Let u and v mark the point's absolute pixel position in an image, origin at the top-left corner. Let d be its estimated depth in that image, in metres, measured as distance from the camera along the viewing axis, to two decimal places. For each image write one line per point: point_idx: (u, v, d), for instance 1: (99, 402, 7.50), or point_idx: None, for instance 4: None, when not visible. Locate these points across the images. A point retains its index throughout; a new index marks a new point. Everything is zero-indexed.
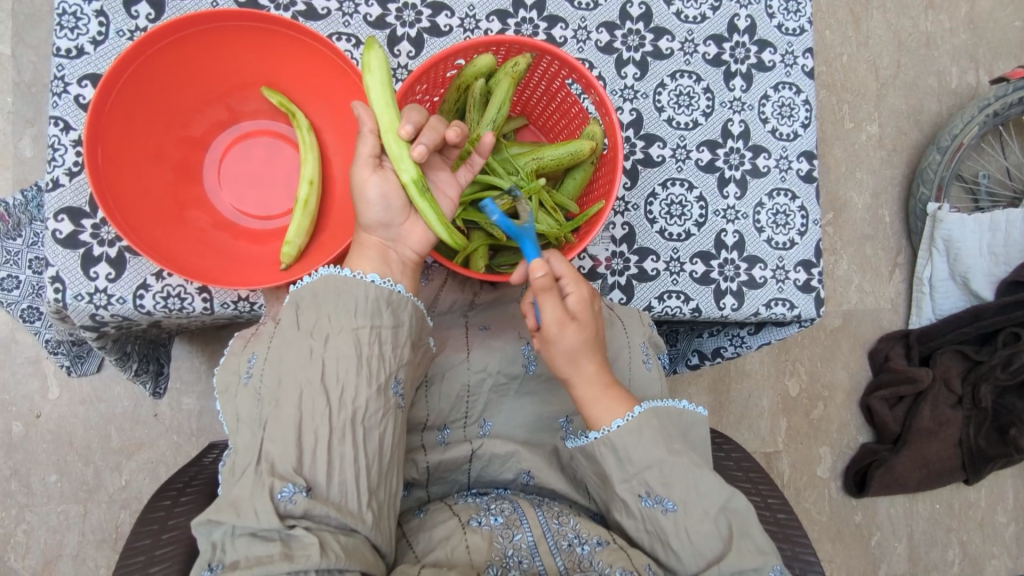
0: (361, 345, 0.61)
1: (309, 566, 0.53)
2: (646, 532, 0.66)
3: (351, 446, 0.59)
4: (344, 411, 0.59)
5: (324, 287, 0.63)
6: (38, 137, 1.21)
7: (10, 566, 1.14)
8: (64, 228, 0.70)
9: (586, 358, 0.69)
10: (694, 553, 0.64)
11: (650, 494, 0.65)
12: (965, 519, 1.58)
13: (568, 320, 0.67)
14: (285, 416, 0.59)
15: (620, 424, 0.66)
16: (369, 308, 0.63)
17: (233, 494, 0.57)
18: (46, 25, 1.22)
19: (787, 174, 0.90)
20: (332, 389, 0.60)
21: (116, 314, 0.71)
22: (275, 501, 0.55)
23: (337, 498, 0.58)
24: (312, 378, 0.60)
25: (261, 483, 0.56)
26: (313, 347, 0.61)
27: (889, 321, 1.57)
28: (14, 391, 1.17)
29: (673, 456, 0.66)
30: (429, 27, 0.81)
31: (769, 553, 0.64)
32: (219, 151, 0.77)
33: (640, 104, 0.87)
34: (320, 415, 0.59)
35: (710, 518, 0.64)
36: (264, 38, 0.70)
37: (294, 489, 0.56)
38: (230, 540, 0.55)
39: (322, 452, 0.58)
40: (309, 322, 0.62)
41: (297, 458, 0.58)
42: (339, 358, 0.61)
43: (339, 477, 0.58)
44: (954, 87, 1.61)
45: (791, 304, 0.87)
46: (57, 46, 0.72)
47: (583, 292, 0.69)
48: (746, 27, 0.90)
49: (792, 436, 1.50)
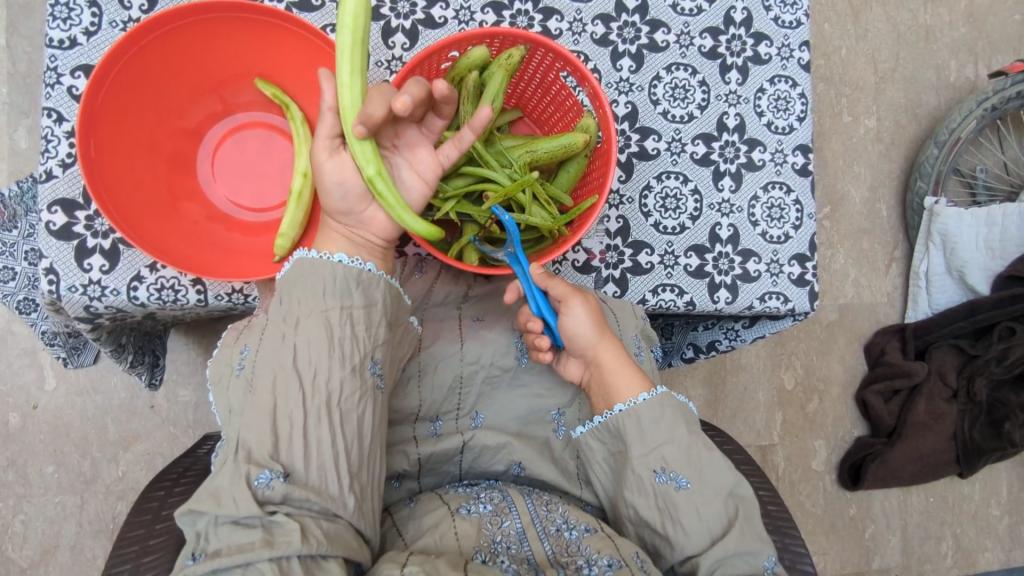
0: (333, 326, 0.62)
1: (290, 552, 0.53)
2: (657, 509, 0.66)
3: (327, 428, 0.59)
4: (319, 394, 0.60)
5: (295, 273, 0.64)
6: (34, 129, 1.20)
7: (8, 557, 1.14)
8: (58, 220, 0.70)
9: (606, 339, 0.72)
10: (702, 531, 0.64)
11: (665, 470, 0.66)
12: (959, 512, 1.58)
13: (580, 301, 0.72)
14: (260, 401, 0.59)
15: (648, 395, 0.69)
16: (339, 289, 0.63)
17: (215, 483, 0.57)
18: (41, 15, 1.21)
19: (782, 167, 0.90)
20: (305, 372, 0.60)
21: (110, 306, 0.72)
22: (253, 487, 0.55)
23: (317, 482, 0.58)
24: (285, 363, 0.60)
25: (238, 472, 0.56)
26: (284, 331, 0.62)
27: (885, 315, 1.57)
28: (10, 383, 1.17)
29: (691, 437, 0.68)
30: (423, 19, 0.81)
31: (767, 542, 0.65)
32: (213, 143, 0.77)
33: (636, 97, 0.87)
34: (294, 399, 0.59)
35: (720, 499, 0.65)
36: (257, 29, 0.70)
37: (271, 475, 0.56)
38: (214, 529, 0.55)
39: (298, 438, 0.58)
40: (283, 308, 0.63)
41: (274, 445, 0.58)
42: (310, 341, 0.61)
43: (317, 462, 0.58)
44: (953, 81, 1.61)
45: (785, 298, 0.88)
46: (50, 37, 0.72)
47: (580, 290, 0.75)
48: (743, 19, 0.89)
49: (787, 429, 1.51)
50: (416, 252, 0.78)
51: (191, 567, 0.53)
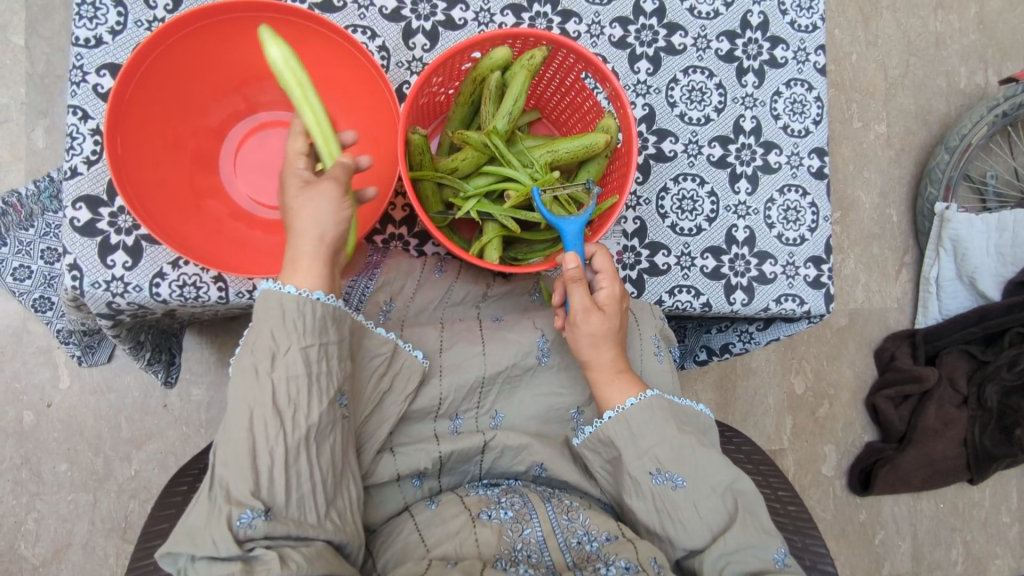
0: (311, 361, 0.60)
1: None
2: (655, 511, 0.66)
3: (306, 460, 0.59)
4: (298, 429, 0.59)
5: (263, 306, 0.61)
6: (52, 128, 1.21)
7: (21, 554, 1.15)
8: (82, 217, 0.71)
9: (604, 348, 0.69)
10: (704, 527, 0.64)
11: (661, 471, 0.66)
12: (969, 518, 1.58)
13: (595, 308, 0.68)
14: (235, 437, 0.57)
15: (632, 403, 0.68)
16: (316, 325, 0.61)
17: (190, 522, 0.56)
18: (61, 16, 1.22)
19: (798, 170, 0.90)
20: (284, 408, 0.58)
21: (132, 303, 0.72)
22: (235, 528, 0.54)
23: (296, 513, 0.58)
24: (261, 398, 0.58)
25: (220, 511, 0.55)
26: (258, 366, 0.59)
27: (896, 320, 1.57)
28: (25, 380, 1.17)
29: (682, 435, 0.67)
30: (444, 20, 0.82)
31: (773, 534, 0.65)
32: (236, 141, 0.78)
33: (653, 100, 0.87)
34: (273, 435, 0.58)
35: (717, 495, 0.65)
36: (282, 29, 0.71)
37: (253, 514, 0.55)
38: (193, 564, 0.55)
39: (279, 473, 0.57)
40: (252, 342, 0.60)
41: (254, 481, 0.56)
42: (288, 377, 0.59)
43: (296, 493, 0.58)
44: (963, 87, 1.61)
45: (800, 300, 0.88)
46: (76, 36, 0.72)
47: (614, 289, 0.69)
48: (759, 23, 0.90)
49: (797, 434, 1.51)
50: (435, 251, 0.78)
51: None
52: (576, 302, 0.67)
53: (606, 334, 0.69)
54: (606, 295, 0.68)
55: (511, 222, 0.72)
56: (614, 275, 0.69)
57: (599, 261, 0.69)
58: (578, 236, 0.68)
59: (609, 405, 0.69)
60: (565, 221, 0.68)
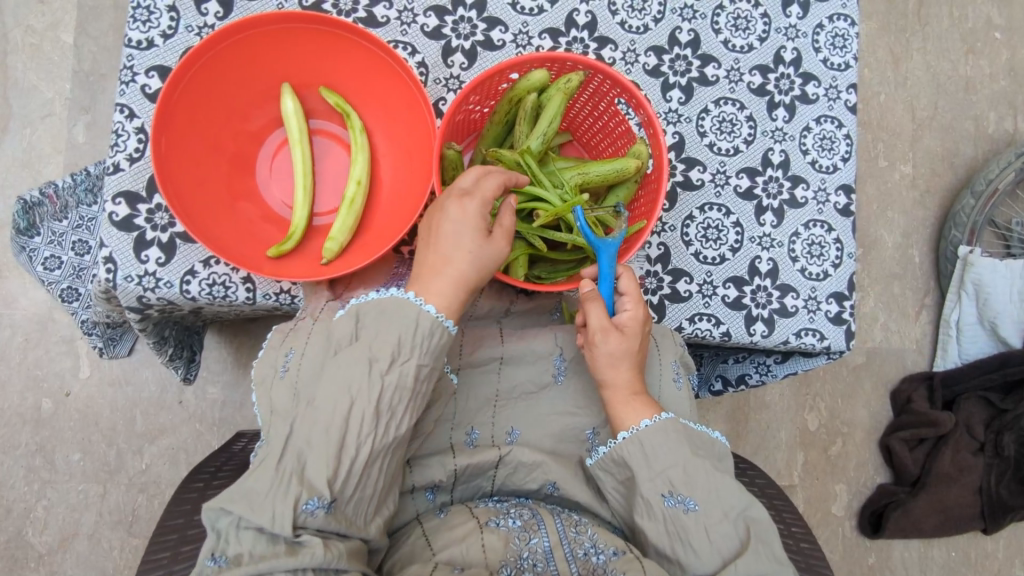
0: (419, 380, 0.64)
1: (310, 563, 0.56)
2: (666, 533, 0.65)
3: (378, 469, 0.62)
4: (385, 436, 0.62)
5: (396, 310, 0.64)
6: (92, 124, 1.24)
7: (28, 541, 1.16)
8: (120, 211, 0.73)
9: (622, 371, 0.70)
10: (714, 551, 0.64)
11: (672, 494, 0.66)
12: (981, 569, 1.54)
13: (614, 329, 0.68)
14: (329, 419, 0.60)
15: (648, 424, 0.68)
16: (432, 346, 0.65)
17: (249, 484, 0.58)
18: (110, 17, 1.26)
19: (824, 206, 0.91)
20: (382, 413, 0.61)
21: (161, 298, 0.74)
22: (298, 509, 0.57)
23: (350, 511, 0.60)
24: (366, 397, 0.61)
25: (289, 490, 0.57)
26: (375, 366, 0.62)
27: (914, 362, 1.55)
28: (47, 368, 1.19)
29: (696, 458, 0.67)
30: (483, 40, 0.83)
31: (786, 565, 0.64)
32: (273, 147, 0.79)
33: (683, 128, 0.88)
34: (365, 433, 0.60)
35: (729, 521, 0.65)
36: (326, 39, 0.73)
37: (319, 503, 0.58)
38: (235, 533, 0.56)
39: (356, 471, 0.60)
40: (379, 341, 0.63)
41: (333, 470, 0.59)
42: (397, 389, 0.62)
43: (359, 492, 0.61)
44: (991, 132, 1.61)
45: (821, 335, 0.88)
46: (130, 37, 0.75)
47: (638, 311, 0.69)
48: (792, 59, 0.91)
49: (809, 471, 1.49)
50: None
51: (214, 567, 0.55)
52: (593, 321, 0.68)
53: (624, 354, 0.69)
54: (628, 318, 0.69)
55: (538, 240, 0.73)
56: (639, 297, 0.70)
57: (624, 282, 0.70)
58: (611, 258, 0.69)
59: (623, 425, 0.69)
60: (606, 243, 0.68)
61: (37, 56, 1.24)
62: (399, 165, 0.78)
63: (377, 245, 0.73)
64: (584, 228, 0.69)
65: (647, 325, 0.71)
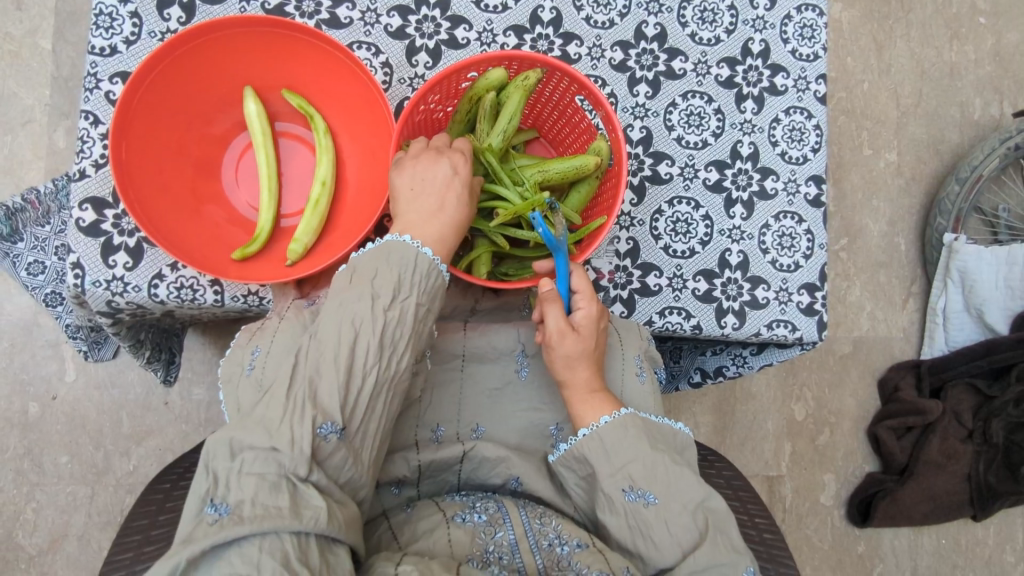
0: (419, 320, 0.64)
1: (314, 527, 0.52)
2: (627, 527, 0.66)
3: (383, 404, 0.62)
4: (390, 370, 0.62)
5: (399, 250, 0.64)
6: (72, 129, 1.25)
7: (18, 543, 1.17)
8: (87, 217, 0.73)
9: (580, 369, 0.72)
10: (673, 544, 0.64)
11: (633, 489, 0.66)
12: (971, 556, 1.54)
13: (570, 330, 0.70)
14: (332, 352, 0.59)
15: (607, 420, 0.69)
16: (431, 287, 0.65)
17: (258, 415, 0.56)
18: (86, 23, 1.27)
19: (795, 197, 0.90)
20: (387, 345, 0.61)
21: (131, 302, 0.74)
22: (315, 434, 0.56)
23: (358, 443, 0.60)
24: (370, 329, 0.61)
25: (303, 416, 0.56)
26: (379, 299, 0.62)
27: (901, 350, 1.54)
28: (33, 372, 1.21)
29: (655, 452, 0.68)
30: (447, 39, 0.84)
31: (743, 555, 0.65)
32: (239, 150, 0.80)
33: (651, 123, 0.88)
34: (371, 365, 0.60)
35: (688, 513, 0.65)
36: (286, 42, 0.73)
37: (332, 429, 0.57)
38: (236, 475, 0.54)
39: (363, 401, 0.60)
40: (382, 276, 0.63)
41: (343, 399, 0.58)
42: (399, 324, 0.62)
43: (366, 426, 0.60)
44: (977, 119, 1.60)
45: (792, 326, 0.88)
46: (92, 45, 0.75)
47: (591, 309, 0.71)
48: (760, 51, 0.91)
49: (796, 460, 1.49)
50: None
51: (216, 518, 0.51)
52: (552, 324, 0.70)
53: (580, 355, 0.71)
54: (583, 317, 0.71)
55: (500, 238, 0.74)
56: (592, 294, 0.71)
57: (577, 280, 0.71)
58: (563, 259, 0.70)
59: (584, 422, 0.70)
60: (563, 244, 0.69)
61: (16, 63, 1.25)
62: (363, 166, 0.78)
63: (341, 246, 0.74)
64: (545, 235, 0.68)
65: (601, 321, 0.73)
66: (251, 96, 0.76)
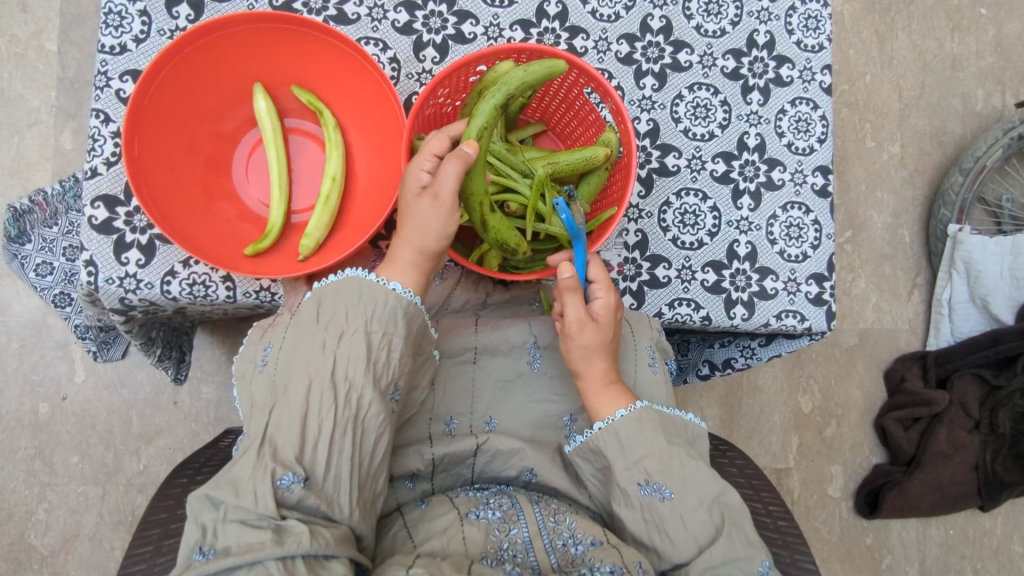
0: (373, 348, 0.64)
1: (299, 551, 0.54)
2: (643, 521, 0.66)
3: (349, 441, 0.61)
4: (349, 407, 0.62)
5: (345, 286, 0.67)
6: (79, 131, 1.26)
7: (30, 543, 1.18)
8: (99, 215, 0.74)
9: (596, 360, 0.72)
10: (689, 539, 0.65)
11: (649, 483, 0.67)
12: (980, 546, 1.54)
13: (590, 320, 0.70)
14: (294, 402, 0.61)
15: (622, 413, 0.69)
16: (386, 315, 0.66)
17: (233, 473, 0.59)
18: (92, 24, 1.27)
19: (802, 188, 0.91)
20: (340, 384, 0.62)
21: (143, 299, 0.74)
22: (276, 486, 0.57)
23: (330, 491, 0.59)
24: (323, 371, 0.62)
25: (266, 469, 0.58)
26: (327, 341, 0.64)
27: (907, 342, 1.55)
28: (43, 373, 1.21)
29: (671, 447, 0.68)
30: (454, 34, 0.84)
31: (759, 547, 0.65)
32: (249, 147, 0.80)
33: (658, 115, 0.89)
34: (326, 405, 0.61)
35: (704, 508, 0.66)
36: (294, 39, 0.74)
37: (294, 479, 0.58)
38: (221, 524, 0.56)
39: (324, 445, 0.60)
40: (328, 318, 0.65)
41: (302, 447, 0.60)
42: (350, 356, 0.63)
43: (334, 471, 0.60)
44: (979, 110, 1.60)
45: (801, 316, 0.88)
46: (103, 43, 0.75)
47: (608, 298, 0.71)
48: (766, 42, 0.91)
49: (804, 453, 1.49)
50: None
51: (200, 562, 0.54)
52: (571, 314, 0.70)
53: (597, 346, 0.72)
54: (601, 307, 0.71)
55: (511, 230, 0.75)
56: (609, 284, 0.72)
57: (594, 270, 0.71)
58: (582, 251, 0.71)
59: (599, 416, 0.71)
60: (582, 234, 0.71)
61: (22, 65, 1.25)
62: (373, 161, 0.78)
63: (352, 240, 0.74)
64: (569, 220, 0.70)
65: (619, 311, 0.73)
66: (261, 93, 0.76)
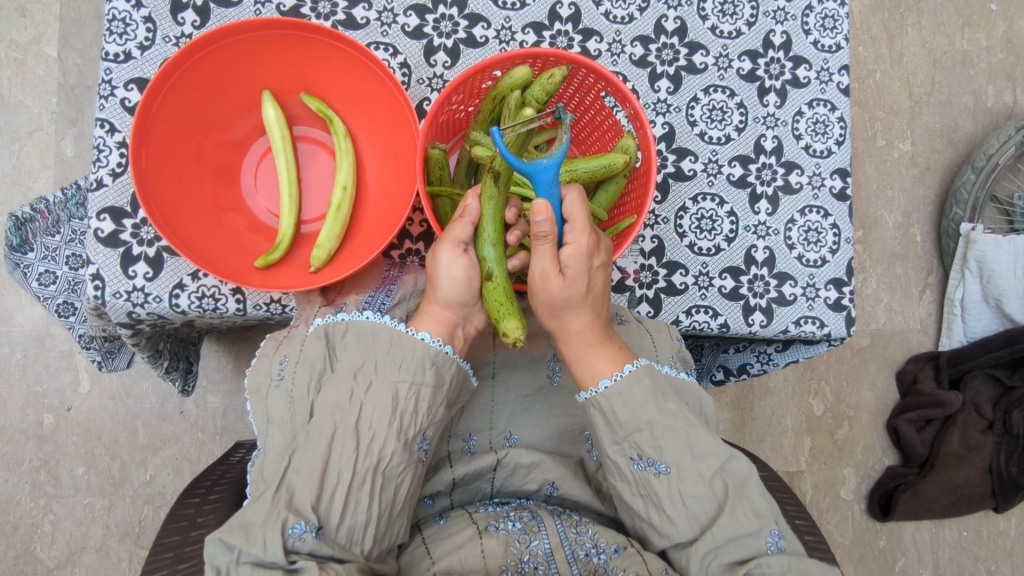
0: (399, 398, 0.63)
1: None
2: (641, 496, 0.65)
3: (368, 491, 0.60)
4: (370, 458, 0.60)
5: (373, 333, 0.65)
6: (80, 137, 1.24)
7: (37, 556, 1.17)
8: (106, 227, 0.72)
9: (569, 317, 0.67)
10: (689, 518, 0.63)
11: (642, 457, 0.65)
12: (993, 547, 1.53)
13: (556, 274, 0.64)
14: (314, 448, 0.60)
15: (608, 384, 0.66)
16: (414, 364, 0.64)
17: (245, 517, 0.57)
18: (93, 28, 1.25)
19: (820, 191, 0.89)
20: (363, 435, 0.61)
21: (152, 313, 0.72)
22: (286, 536, 0.55)
23: (342, 540, 0.59)
24: (346, 421, 0.61)
25: (278, 517, 0.56)
26: (354, 390, 0.62)
27: (919, 343, 1.53)
28: (46, 384, 1.19)
29: (664, 418, 0.65)
30: (465, 38, 0.82)
31: (767, 517, 0.63)
32: (257, 157, 0.78)
33: (673, 118, 0.87)
34: (347, 457, 0.60)
35: (705, 481, 0.64)
36: (306, 46, 0.72)
37: (306, 527, 0.56)
38: (234, 566, 0.54)
39: (341, 495, 0.59)
40: (355, 368, 0.64)
41: (317, 496, 0.58)
42: (375, 407, 0.62)
43: (350, 521, 0.59)
44: (990, 106, 1.59)
45: (820, 322, 0.86)
46: (107, 51, 0.74)
47: (581, 243, 0.64)
48: (782, 43, 0.90)
49: (815, 455, 1.48)
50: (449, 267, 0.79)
51: None
52: (535, 266, 0.64)
53: (568, 301, 0.66)
54: (570, 254, 0.64)
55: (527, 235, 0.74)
56: (584, 227, 0.65)
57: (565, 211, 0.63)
58: (555, 182, 0.61)
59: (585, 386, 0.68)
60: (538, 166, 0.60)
61: (22, 71, 1.23)
62: (384, 170, 0.77)
63: (364, 253, 0.72)
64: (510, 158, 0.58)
65: (596, 260, 0.66)
66: (269, 100, 0.75)
